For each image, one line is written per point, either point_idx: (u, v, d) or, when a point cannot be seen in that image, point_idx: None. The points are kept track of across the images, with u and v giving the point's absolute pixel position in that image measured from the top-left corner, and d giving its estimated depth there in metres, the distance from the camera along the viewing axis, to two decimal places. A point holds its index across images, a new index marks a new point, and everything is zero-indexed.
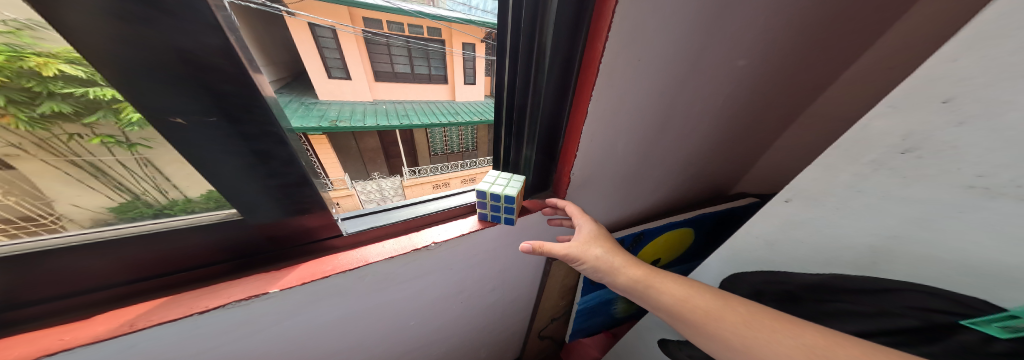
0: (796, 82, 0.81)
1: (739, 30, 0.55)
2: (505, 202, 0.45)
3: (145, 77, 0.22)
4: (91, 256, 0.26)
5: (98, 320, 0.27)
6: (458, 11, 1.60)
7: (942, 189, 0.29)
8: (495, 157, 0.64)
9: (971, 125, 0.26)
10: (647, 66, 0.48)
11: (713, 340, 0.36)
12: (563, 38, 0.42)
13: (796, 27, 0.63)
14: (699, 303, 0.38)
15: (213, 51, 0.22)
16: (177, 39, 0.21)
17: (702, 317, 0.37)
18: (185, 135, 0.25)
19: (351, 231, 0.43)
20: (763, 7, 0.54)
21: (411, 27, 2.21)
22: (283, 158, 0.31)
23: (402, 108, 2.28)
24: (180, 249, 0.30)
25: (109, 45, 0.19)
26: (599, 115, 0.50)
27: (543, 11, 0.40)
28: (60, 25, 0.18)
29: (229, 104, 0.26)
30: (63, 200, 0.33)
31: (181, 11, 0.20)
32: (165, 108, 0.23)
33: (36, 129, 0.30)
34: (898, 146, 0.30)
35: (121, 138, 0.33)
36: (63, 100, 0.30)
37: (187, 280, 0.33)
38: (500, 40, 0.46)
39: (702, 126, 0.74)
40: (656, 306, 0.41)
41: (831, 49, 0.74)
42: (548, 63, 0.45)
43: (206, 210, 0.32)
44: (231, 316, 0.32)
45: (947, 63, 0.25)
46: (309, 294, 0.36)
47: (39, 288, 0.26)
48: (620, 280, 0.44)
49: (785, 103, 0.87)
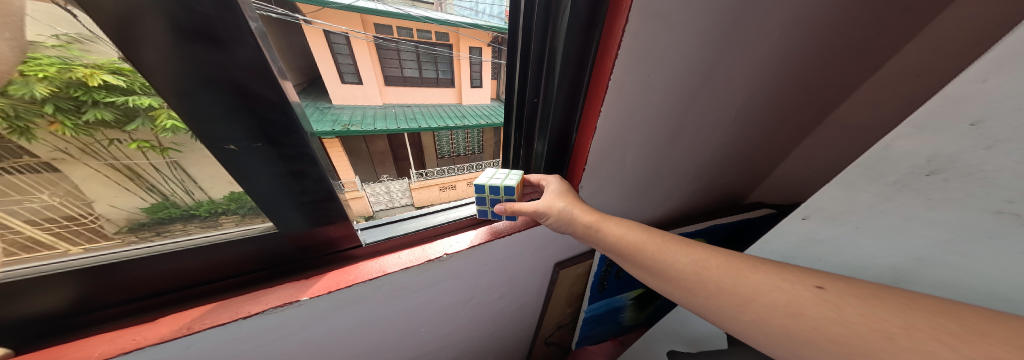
0: (815, 87, 0.78)
1: (754, 38, 0.55)
2: (506, 194, 0.46)
3: (199, 106, 0.24)
4: (151, 265, 0.29)
5: (160, 323, 0.30)
6: (466, 15, 1.65)
7: (970, 211, 0.30)
8: (505, 159, 0.68)
9: (998, 148, 0.27)
10: (658, 76, 0.48)
11: (642, 269, 0.40)
12: (573, 55, 0.44)
13: (816, 33, 0.62)
14: (633, 239, 0.42)
15: (256, 77, 0.25)
16: (227, 72, 0.23)
17: (636, 250, 0.41)
18: (234, 160, 0.28)
19: (369, 242, 0.45)
20: (778, 15, 0.54)
21: (420, 31, 2.27)
22: (315, 176, 0.34)
23: (411, 112, 2.34)
24: (225, 259, 0.33)
25: (174, 79, 0.22)
26: (610, 126, 0.50)
27: (553, 26, 0.42)
28: (141, 67, 0.21)
29: (272, 130, 0.28)
30: (100, 201, 0.37)
31: (232, 45, 0.23)
32: (220, 137, 0.26)
33: (81, 135, 0.37)
34: (923, 167, 0.32)
35: (155, 143, 0.39)
36: (104, 108, 0.37)
37: (227, 287, 0.35)
38: (511, 46, 0.49)
39: (715, 134, 0.73)
40: (603, 245, 0.43)
41: (851, 53, 0.72)
42: (559, 77, 0.46)
43: (235, 220, 0.35)
44: (266, 322, 0.34)
45: (975, 84, 0.27)
46: (333, 302, 0.38)
47: (103, 295, 0.28)
48: (577, 227, 0.45)
49: (803, 109, 0.84)
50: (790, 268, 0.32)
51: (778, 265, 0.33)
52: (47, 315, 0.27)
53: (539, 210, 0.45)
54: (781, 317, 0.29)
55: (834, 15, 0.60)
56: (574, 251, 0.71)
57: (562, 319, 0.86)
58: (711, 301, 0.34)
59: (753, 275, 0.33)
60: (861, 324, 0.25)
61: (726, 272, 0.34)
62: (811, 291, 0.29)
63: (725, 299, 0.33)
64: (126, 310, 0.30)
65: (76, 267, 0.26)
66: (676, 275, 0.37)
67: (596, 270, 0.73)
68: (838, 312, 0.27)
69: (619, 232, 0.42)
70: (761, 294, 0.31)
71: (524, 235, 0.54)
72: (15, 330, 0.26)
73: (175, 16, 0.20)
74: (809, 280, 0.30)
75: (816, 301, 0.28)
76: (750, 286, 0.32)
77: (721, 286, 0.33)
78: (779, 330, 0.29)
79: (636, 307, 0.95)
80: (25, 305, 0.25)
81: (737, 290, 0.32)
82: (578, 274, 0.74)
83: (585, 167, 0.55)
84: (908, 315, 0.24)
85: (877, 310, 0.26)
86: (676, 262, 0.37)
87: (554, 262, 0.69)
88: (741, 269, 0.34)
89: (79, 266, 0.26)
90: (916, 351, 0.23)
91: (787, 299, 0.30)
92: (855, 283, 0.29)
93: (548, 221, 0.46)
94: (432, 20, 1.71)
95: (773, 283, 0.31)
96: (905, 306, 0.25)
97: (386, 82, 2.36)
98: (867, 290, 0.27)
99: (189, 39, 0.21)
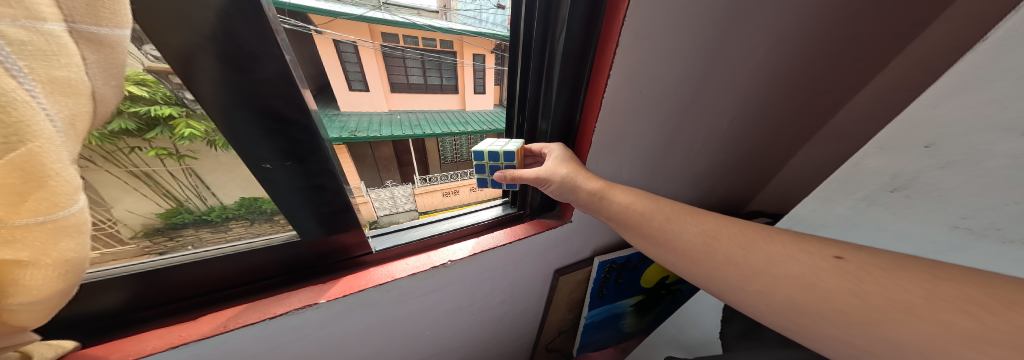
0: (810, 91, 0.80)
1: (747, 46, 0.57)
2: (506, 160, 0.49)
3: (242, 131, 0.28)
4: (195, 268, 0.33)
5: (199, 320, 0.33)
6: (468, 23, 1.69)
7: (934, 227, 0.41)
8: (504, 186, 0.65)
9: (950, 166, 0.38)
10: (655, 79, 0.50)
11: (647, 238, 0.44)
12: (569, 72, 0.47)
13: (808, 38, 0.64)
14: (641, 209, 0.45)
15: (290, 104, 0.29)
16: (261, 89, 0.27)
17: (642, 219, 0.44)
18: (269, 175, 0.32)
19: (379, 249, 0.48)
20: (769, 25, 0.56)
21: (426, 39, 2.35)
22: (334, 189, 0.37)
23: (415, 118, 2.40)
24: (253, 264, 0.37)
25: (225, 109, 0.27)
26: (610, 125, 0.52)
27: (550, 45, 0.45)
28: (201, 100, 0.26)
29: (300, 150, 0.32)
30: (118, 207, 0.41)
31: (272, 75, 0.27)
32: (257, 157, 0.30)
33: (106, 144, 0.41)
34: (890, 185, 0.43)
35: (172, 150, 0.48)
36: (128, 119, 0.44)
37: (254, 289, 0.38)
38: (511, 63, 0.51)
39: (713, 140, 0.75)
40: (608, 212, 0.47)
41: (843, 57, 0.75)
42: (556, 92, 0.49)
43: (243, 225, 0.46)
44: (290, 321, 0.37)
45: (926, 109, 0.38)
46: (347, 306, 0.42)
47: (149, 295, 0.32)
48: (580, 196, 0.48)
49: (802, 113, 0.85)
50: (812, 238, 0.34)
51: (797, 236, 0.35)
52: (109, 312, 0.31)
53: (540, 177, 0.48)
54: (793, 288, 0.32)
55: (824, 22, 0.63)
56: (573, 258, 0.72)
57: (563, 325, 0.87)
58: (720, 272, 0.37)
59: (768, 246, 0.35)
60: (879, 294, 0.28)
61: (738, 242, 0.37)
62: (831, 261, 0.31)
63: (734, 270, 0.36)
64: (163, 311, 0.34)
65: (130, 271, 0.30)
66: (687, 245, 0.40)
67: (595, 276, 0.75)
68: (856, 282, 0.29)
69: (626, 202, 0.46)
70: (773, 266, 0.33)
71: (524, 243, 0.57)
72: (84, 324, 0.30)
73: (219, 41, 0.23)
74: (830, 251, 0.32)
75: (834, 272, 0.30)
76: (763, 257, 0.34)
77: (731, 257, 0.37)
78: (784, 299, 0.32)
79: (636, 314, 0.96)
80: (87, 304, 0.29)
81: (747, 262, 0.35)
82: (578, 280, 0.76)
83: None
84: (933, 285, 0.26)
85: (899, 280, 0.27)
86: (684, 232, 0.41)
87: (554, 268, 0.71)
88: (757, 240, 0.36)
89: (133, 271, 0.30)
90: (939, 321, 0.25)
91: (801, 270, 0.32)
92: (878, 253, 0.30)
93: (550, 187, 0.49)
94: (435, 28, 1.78)
95: (789, 254, 0.33)
96: (932, 277, 0.27)
97: (391, 89, 2.43)
98: (895, 259, 0.29)
99: (230, 61, 0.25)
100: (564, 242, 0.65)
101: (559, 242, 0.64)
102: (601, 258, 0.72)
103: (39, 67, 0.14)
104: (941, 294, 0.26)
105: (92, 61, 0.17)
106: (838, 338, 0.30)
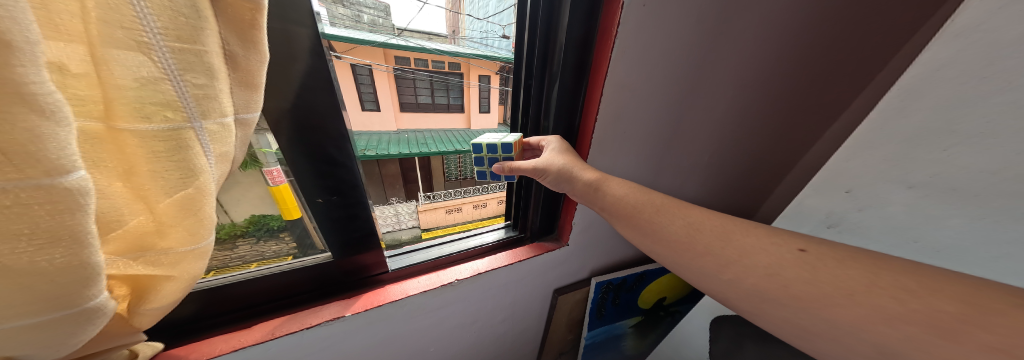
0: (793, 110, 0.86)
1: (724, 79, 0.63)
2: (504, 152, 0.51)
3: (303, 175, 0.37)
4: (254, 281, 0.40)
5: (253, 328, 0.39)
6: (476, 47, 1.82)
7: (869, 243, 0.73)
8: (511, 189, 0.67)
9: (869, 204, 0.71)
10: (653, 70, 0.51)
11: (636, 228, 0.45)
12: (570, 73, 0.50)
13: (784, 61, 0.71)
14: (633, 202, 0.46)
15: (341, 152, 0.38)
16: (322, 138, 0.36)
17: (633, 211, 0.45)
18: (316, 209, 0.40)
19: (394, 268, 0.54)
20: (740, 63, 0.63)
21: (435, 62, 2.47)
22: (365, 217, 0.45)
23: (422, 136, 2.51)
24: (295, 279, 0.43)
25: (293, 159, 0.35)
26: (604, 138, 0.55)
27: (552, 50, 0.48)
28: (279, 152, 0.35)
29: (342, 187, 0.40)
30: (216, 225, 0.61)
31: (332, 131, 0.36)
32: (310, 194, 0.38)
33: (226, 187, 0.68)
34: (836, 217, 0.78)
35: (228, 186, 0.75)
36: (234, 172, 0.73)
37: (293, 303, 0.45)
38: (515, 75, 0.54)
39: (705, 162, 0.78)
40: (602, 204, 0.48)
41: (819, 79, 0.81)
42: (558, 94, 0.51)
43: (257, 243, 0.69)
44: (321, 332, 0.43)
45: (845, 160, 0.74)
46: (369, 319, 0.47)
47: (216, 306, 0.39)
48: (578, 187, 0.49)
49: (788, 130, 0.90)
50: (782, 232, 0.38)
51: (771, 231, 0.38)
52: (181, 319, 0.37)
53: (537, 167, 0.49)
54: (757, 276, 0.36)
55: (796, 48, 0.70)
56: (571, 278, 0.76)
57: (564, 345, 0.88)
58: (698, 262, 0.40)
59: (743, 239, 0.38)
60: (829, 282, 0.32)
61: (718, 234, 0.40)
62: (795, 253, 0.35)
63: (711, 260, 0.39)
64: (224, 321, 0.40)
65: (205, 286, 0.37)
66: (671, 236, 0.42)
67: (593, 296, 0.79)
68: (813, 272, 0.33)
69: (621, 193, 0.47)
70: (745, 256, 0.37)
71: (524, 264, 0.62)
72: (166, 328, 0.36)
73: (298, 107, 0.33)
74: (796, 244, 0.36)
75: (796, 262, 0.34)
76: (738, 248, 0.38)
77: (711, 248, 0.39)
78: (751, 287, 0.36)
79: (636, 335, 0.97)
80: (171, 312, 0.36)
81: (724, 252, 0.38)
82: (577, 299, 0.79)
83: (577, 207, 0.62)
84: (875, 275, 0.31)
85: (848, 270, 0.32)
86: (671, 224, 0.43)
87: (554, 288, 0.75)
88: (735, 232, 0.39)
89: (209, 285, 0.37)
90: (874, 304, 0.29)
91: (769, 260, 0.36)
92: (836, 247, 0.35)
93: (547, 178, 0.50)
94: (445, 51, 1.91)
95: (761, 247, 0.37)
96: (876, 267, 0.32)
97: (400, 108, 2.57)
98: (848, 253, 0.34)
99: (302, 119, 0.34)
100: (562, 262, 0.70)
101: (557, 263, 0.69)
102: (597, 279, 0.77)
103: (217, 145, 0.21)
104: (880, 282, 0.30)
105: (240, 137, 0.25)
106: (791, 320, 0.34)
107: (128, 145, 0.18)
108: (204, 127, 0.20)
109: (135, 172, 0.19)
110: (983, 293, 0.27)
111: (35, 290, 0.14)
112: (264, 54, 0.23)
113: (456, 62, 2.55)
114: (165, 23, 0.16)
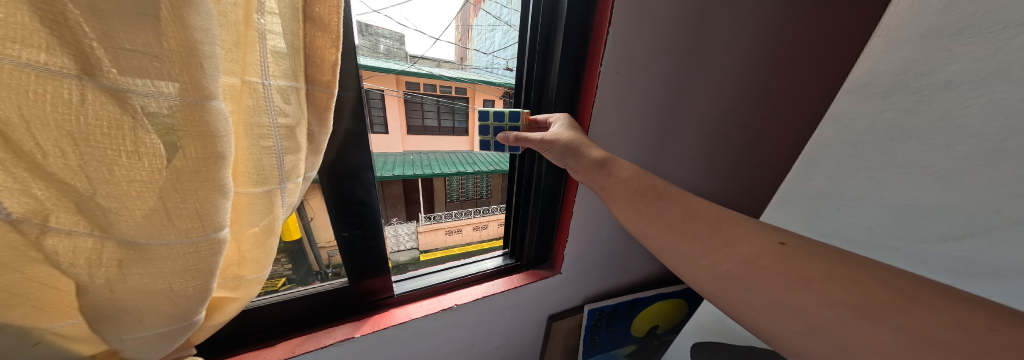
0: (777, 131, 0.91)
1: (701, 107, 0.69)
2: (511, 120, 0.53)
3: (337, 211, 0.45)
4: (282, 304, 0.46)
5: (277, 347, 0.45)
6: (482, 74, 1.95)
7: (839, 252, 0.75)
8: (510, 204, 0.71)
9: (823, 236, 0.75)
10: (637, 86, 0.56)
11: (636, 212, 0.45)
12: (568, 79, 0.53)
13: (761, 81, 0.77)
14: (635, 185, 0.46)
15: (369, 194, 0.46)
16: (354, 183, 0.44)
17: (642, 191, 0.45)
18: (353, 241, 0.48)
19: (399, 292, 0.59)
20: (716, 91, 0.69)
21: (442, 88, 2.61)
22: (381, 247, 0.52)
23: (427, 158, 2.62)
24: (315, 302, 0.49)
25: (331, 198, 0.44)
26: None
27: (550, 55, 0.52)
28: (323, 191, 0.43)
29: (365, 223, 0.48)
30: None
31: (365, 175, 0.44)
32: (342, 228, 0.46)
33: None
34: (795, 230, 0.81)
35: None
36: None
37: (311, 325, 0.50)
38: (517, 87, 0.58)
39: (693, 179, 0.81)
40: (603, 183, 0.48)
41: (793, 105, 0.89)
42: (554, 103, 0.56)
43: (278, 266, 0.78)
44: (333, 352, 0.47)
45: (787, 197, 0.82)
46: (375, 341, 0.51)
47: (252, 324, 0.45)
48: (583, 163, 0.49)
49: (773, 150, 0.95)
50: (765, 226, 0.38)
51: (758, 224, 0.38)
52: (221, 337, 0.44)
53: (544, 139, 0.49)
54: (736, 264, 0.36)
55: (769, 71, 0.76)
56: (565, 305, 0.79)
57: None
58: (682, 248, 0.40)
59: (731, 229, 0.38)
60: (794, 271, 0.33)
61: (710, 223, 0.40)
62: (775, 246, 0.35)
63: (696, 246, 0.39)
64: (256, 340, 0.46)
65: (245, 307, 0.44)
66: (668, 221, 0.42)
67: (587, 323, 0.82)
68: (786, 261, 0.34)
69: (626, 175, 0.47)
70: (730, 245, 0.37)
71: (520, 289, 0.67)
72: (210, 344, 0.43)
73: (342, 154, 0.41)
74: (776, 237, 0.36)
75: (773, 253, 0.35)
76: (726, 236, 0.38)
77: (699, 234, 0.39)
78: (726, 274, 0.37)
79: None
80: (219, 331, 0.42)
81: (710, 240, 0.39)
82: (571, 325, 0.81)
83: (568, 238, 0.68)
84: (837, 266, 0.32)
85: (816, 262, 0.33)
86: (670, 210, 0.43)
87: (548, 314, 0.77)
88: (727, 223, 0.39)
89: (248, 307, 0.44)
90: (823, 291, 0.31)
91: (750, 250, 0.36)
92: (810, 242, 0.35)
93: (553, 152, 0.50)
94: (453, 77, 2.06)
95: (745, 237, 0.37)
96: (839, 260, 0.33)
97: (407, 131, 2.70)
98: (822, 247, 0.34)
99: (342, 165, 0.42)
100: (556, 289, 0.75)
101: (550, 290, 0.74)
102: (590, 306, 0.80)
103: (290, 196, 0.29)
104: (838, 272, 0.32)
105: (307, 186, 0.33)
106: (747, 302, 0.35)
107: (241, 203, 0.26)
108: (287, 185, 0.28)
109: (237, 220, 0.27)
110: (925, 283, 0.29)
111: (176, 304, 0.22)
112: (331, 126, 0.32)
113: (462, 88, 2.71)
114: (282, 113, 0.25)
